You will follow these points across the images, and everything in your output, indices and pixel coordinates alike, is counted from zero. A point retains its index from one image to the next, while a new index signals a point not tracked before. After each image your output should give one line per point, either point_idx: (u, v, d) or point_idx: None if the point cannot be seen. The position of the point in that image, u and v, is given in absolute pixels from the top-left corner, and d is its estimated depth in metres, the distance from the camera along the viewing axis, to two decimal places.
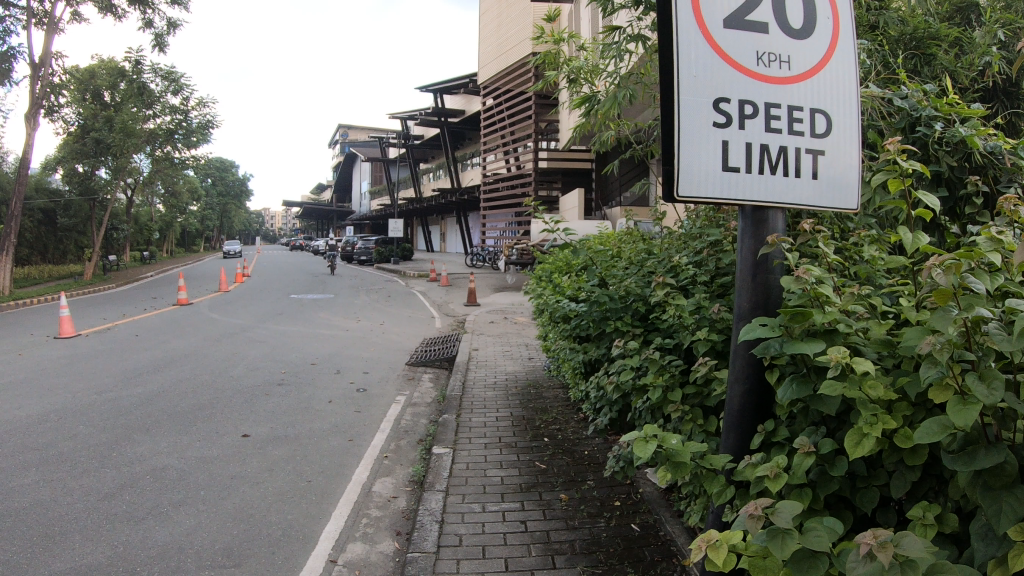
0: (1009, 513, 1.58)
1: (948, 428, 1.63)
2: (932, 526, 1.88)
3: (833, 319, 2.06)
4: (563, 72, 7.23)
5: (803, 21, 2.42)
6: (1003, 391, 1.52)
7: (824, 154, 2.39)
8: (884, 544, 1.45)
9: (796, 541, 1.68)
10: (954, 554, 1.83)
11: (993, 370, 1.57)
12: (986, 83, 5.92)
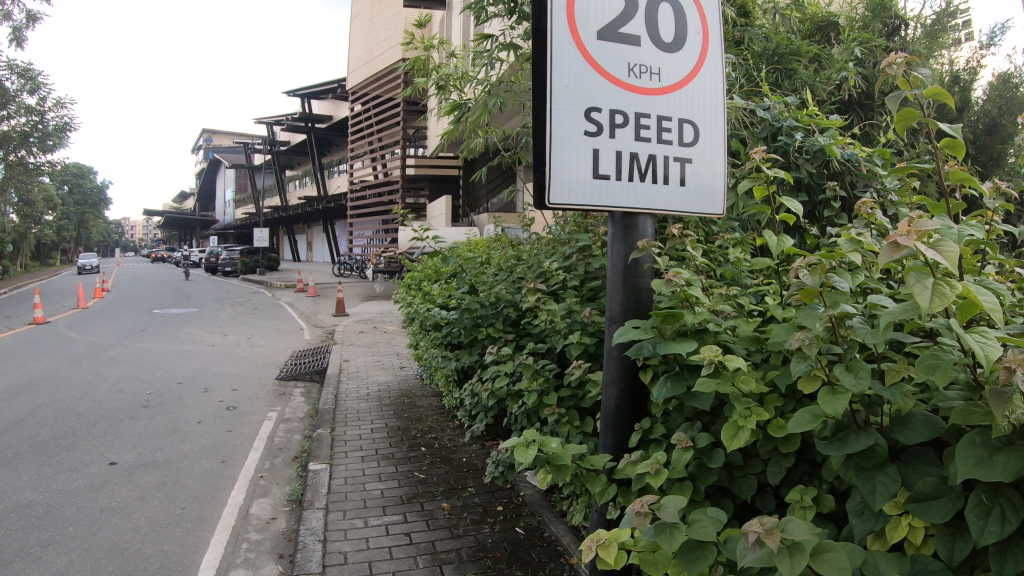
0: (882, 491, 1.72)
1: (818, 417, 1.73)
2: (810, 508, 2.02)
3: (703, 319, 2.19)
4: (433, 79, 7.20)
5: (673, 35, 2.54)
6: (869, 380, 1.63)
7: (690, 162, 2.52)
8: (771, 531, 1.49)
9: (682, 533, 1.73)
10: (830, 532, 1.98)
11: (858, 362, 1.69)
12: (840, 96, 6.34)
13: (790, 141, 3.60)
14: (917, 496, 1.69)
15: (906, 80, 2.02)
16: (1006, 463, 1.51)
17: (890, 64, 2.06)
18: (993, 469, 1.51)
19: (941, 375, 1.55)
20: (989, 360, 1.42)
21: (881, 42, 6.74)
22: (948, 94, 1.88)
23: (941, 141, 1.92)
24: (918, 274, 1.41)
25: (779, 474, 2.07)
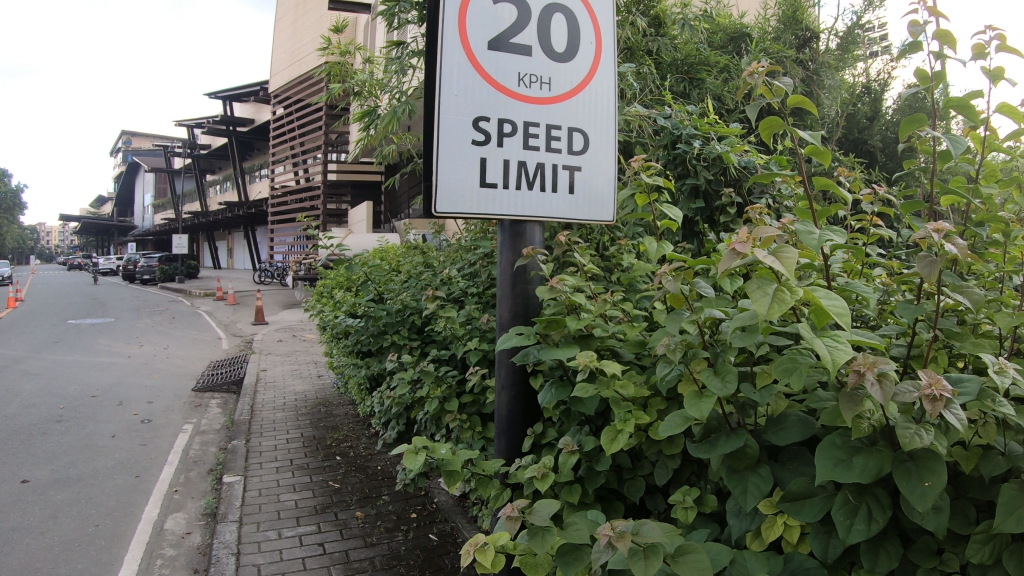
0: (755, 492, 1.75)
1: (689, 419, 1.73)
2: (692, 508, 2.07)
3: (587, 325, 2.22)
4: (348, 84, 7.14)
5: (565, 45, 2.56)
6: (735, 383, 1.62)
7: (580, 170, 2.55)
8: (623, 534, 1.51)
9: (553, 535, 1.77)
10: (712, 532, 2.02)
11: (726, 364, 1.67)
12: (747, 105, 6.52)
13: (685, 146, 3.62)
14: (789, 495, 1.75)
15: (768, 88, 2.00)
16: (866, 465, 1.52)
17: (752, 72, 2.05)
18: (853, 471, 1.52)
19: (798, 377, 1.51)
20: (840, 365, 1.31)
21: (786, 53, 6.96)
22: (810, 101, 1.78)
23: (805, 148, 1.92)
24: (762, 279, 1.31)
25: (665, 476, 2.10)
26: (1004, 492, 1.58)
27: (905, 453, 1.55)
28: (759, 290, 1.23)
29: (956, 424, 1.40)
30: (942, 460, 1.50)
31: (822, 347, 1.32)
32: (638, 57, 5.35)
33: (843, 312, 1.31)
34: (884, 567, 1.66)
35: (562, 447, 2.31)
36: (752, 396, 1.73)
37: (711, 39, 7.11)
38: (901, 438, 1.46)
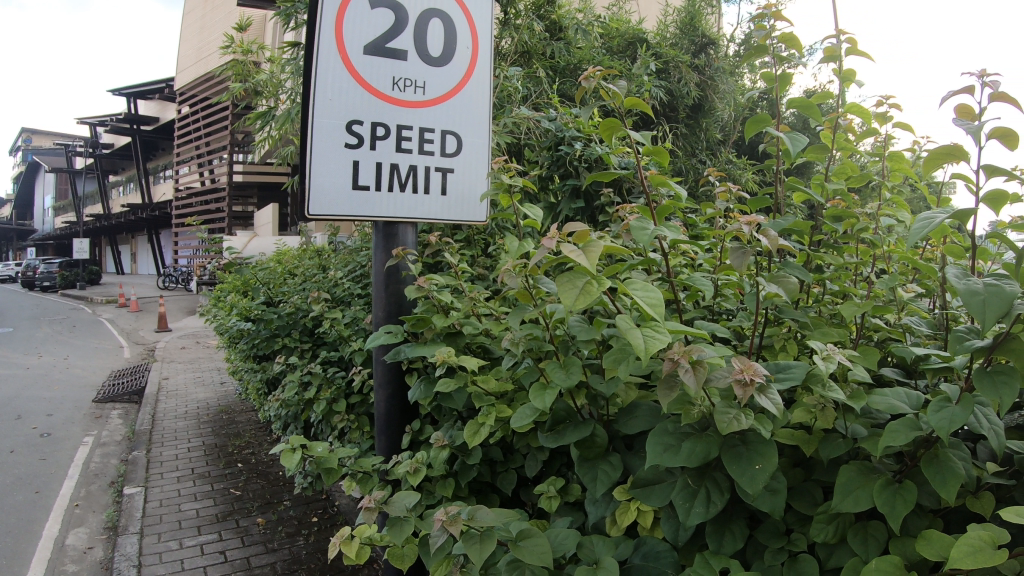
0: (603, 480, 1.70)
1: (536, 409, 1.75)
2: (556, 497, 2.04)
3: (455, 322, 2.25)
4: (247, 84, 7.01)
5: (442, 49, 2.51)
6: (577, 375, 1.67)
7: (452, 172, 2.57)
8: (457, 519, 1.73)
9: (411, 525, 1.96)
10: (576, 522, 2.02)
11: (572, 357, 1.72)
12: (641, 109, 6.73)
13: (565, 148, 3.64)
14: (639, 482, 1.69)
15: (604, 92, 1.78)
16: (693, 449, 1.45)
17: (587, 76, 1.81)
18: (680, 456, 1.45)
19: (626, 367, 1.49)
20: (650, 353, 1.32)
21: (678, 58, 7.17)
22: (643, 104, 1.74)
23: (646, 147, 1.86)
24: (573, 275, 1.37)
25: (531, 467, 2.08)
26: (840, 474, 1.54)
27: (738, 438, 1.49)
28: (569, 283, 1.35)
29: (769, 408, 1.30)
30: (773, 444, 1.45)
31: (636, 337, 1.33)
32: (532, 60, 5.40)
33: (655, 302, 1.33)
34: (729, 549, 1.63)
35: (433, 443, 2.32)
36: (596, 385, 1.69)
37: (608, 43, 7.27)
38: (720, 422, 1.38)
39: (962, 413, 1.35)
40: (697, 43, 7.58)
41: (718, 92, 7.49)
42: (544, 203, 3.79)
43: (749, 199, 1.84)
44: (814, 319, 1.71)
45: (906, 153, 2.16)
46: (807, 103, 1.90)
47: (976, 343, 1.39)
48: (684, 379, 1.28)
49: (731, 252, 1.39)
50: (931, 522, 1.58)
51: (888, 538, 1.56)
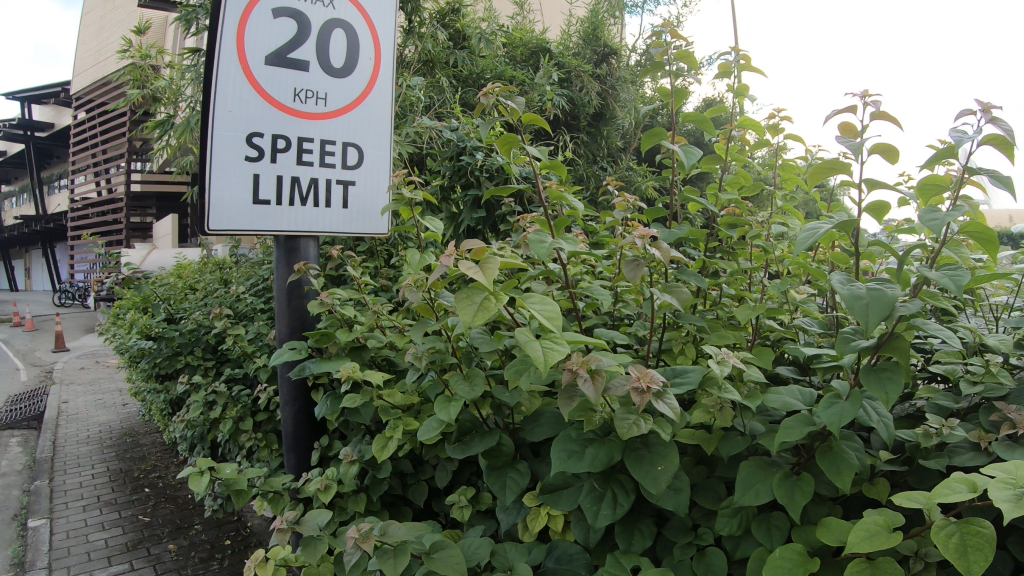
0: (512, 487, 1.65)
1: (441, 421, 1.71)
2: (468, 506, 1.93)
3: (359, 336, 2.20)
4: (144, 91, 6.75)
5: (343, 61, 2.46)
6: (481, 386, 1.65)
7: (354, 184, 2.53)
8: (368, 535, 1.72)
9: (324, 544, 1.94)
10: (489, 529, 1.94)
11: (475, 369, 1.69)
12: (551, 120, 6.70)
13: (466, 157, 3.57)
14: (548, 487, 1.63)
15: (502, 108, 1.72)
16: (596, 455, 1.40)
17: (486, 93, 1.75)
18: (583, 462, 1.40)
19: (528, 378, 1.47)
20: (549, 364, 1.30)
21: (579, 67, 7.06)
22: (542, 120, 1.68)
23: (542, 160, 1.80)
24: (470, 292, 1.36)
25: (442, 478, 1.97)
26: (740, 467, 1.49)
27: (640, 440, 1.46)
28: (466, 299, 1.34)
29: (667, 413, 1.26)
30: (674, 446, 1.42)
31: (535, 349, 1.31)
32: (435, 69, 5.33)
33: (552, 313, 1.32)
34: (639, 547, 1.58)
35: (341, 458, 2.24)
36: (500, 395, 1.66)
37: (510, 53, 7.08)
38: (620, 429, 1.30)
39: (851, 408, 1.33)
40: (600, 53, 7.46)
41: (619, 102, 7.28)
42: (446, 213, 3.72)
43: (644, 207, 1.79)
44: (712, 324, 1.68)
45: (796, 164, 2.15)
46: (699, 115, 1.92)
47: (861, 343, 1.38)
48: (583, 388, 1.25)
49: (624, 265, 1.29)
50: (832, 510, 1.54)
51: (791, 527, 1.53)
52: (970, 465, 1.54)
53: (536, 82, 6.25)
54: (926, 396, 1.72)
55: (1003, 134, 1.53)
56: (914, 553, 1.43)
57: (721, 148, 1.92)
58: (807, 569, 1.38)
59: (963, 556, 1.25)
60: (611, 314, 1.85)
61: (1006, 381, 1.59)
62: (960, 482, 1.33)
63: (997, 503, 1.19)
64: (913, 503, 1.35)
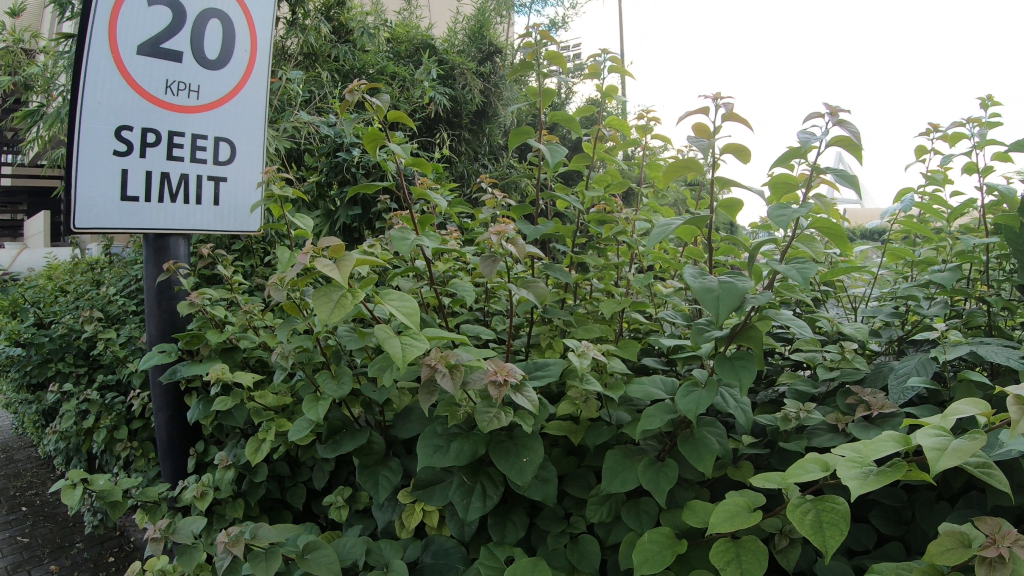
0: (384, 484, 1.62)
1: (311, 420, 1.66)
2: (345, 506, 1.85)
3: (231, 337, 2.13)
4: (10, 80, 6.35)
5: (218, 52, 2.37)
6: (350, 385, 1.62)
7: (225, 180, 2.44)
8: (237, 539, 1.67)
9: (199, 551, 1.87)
10: (366, 529, 1.87)
11: (344, 367, 1.66)
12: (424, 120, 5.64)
13: (341, 153, 3.41)
14: (419, 483, 1.58)
15: (366, 105, 1.69)
16: (460, 448, 1.39)
17: (352, 90, 1.72)
18: (448, 456, 1.38)
19: (390, 374, 1.45)
20: (406, 360, 1.28)
21: (464, 63, 5.84)
22: (407, 118, 1.66)
23: (403, 157, 1.64)
24: (327, 289, 1.34)
25: (318, 479, 1.88)
26: (604, 456, 1.43)
27: (505, 432, 1.45)
28: (323, 296, 1.32)
29: (524, 406, 1.27)
30: (538, 437, 1.41)
31: (393, 345, 1.29)
32: (317, 63, 4.97)
33: (409, 309, 1.31)
34: (512, 537, 1.53)
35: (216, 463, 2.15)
36: (368, 393, 1.62)
37: (394, 48, 5.89)
38: (481, 422, 1.29)
39: (709, 394, 1.31)
40: (484, 52, 6.18)
41: (504, 100, 6.18)
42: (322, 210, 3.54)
43: (512, 205, 1.76)
44: (580, 318, 1.68)
45: (662, 165, 2.15)
46: (567, 115, 1.73)
47: (714, 333, 1.34)
48: (440, 382, 1.25)
49: (480, 260, 1.28)
50: (698, 493, 1.51)
51: (659, 512, 1.48)
52: (828, 447, 1.52)
53: (415, 79, 5.48)
54: (787, 382, 1.65)
55: (849, 136, 1.57)
56: (779, 530, 1.45)
57: (587, 147, 1.89)
58: (675, 553, 1.34)
59: (819, 533, 1.23)
60: (481, 310, 1.81)
61: (862, 365, 1.59)
62: (814, 463, 1.32)
63: (843, 481, 1.19)
64: (769, 485, 1.32)
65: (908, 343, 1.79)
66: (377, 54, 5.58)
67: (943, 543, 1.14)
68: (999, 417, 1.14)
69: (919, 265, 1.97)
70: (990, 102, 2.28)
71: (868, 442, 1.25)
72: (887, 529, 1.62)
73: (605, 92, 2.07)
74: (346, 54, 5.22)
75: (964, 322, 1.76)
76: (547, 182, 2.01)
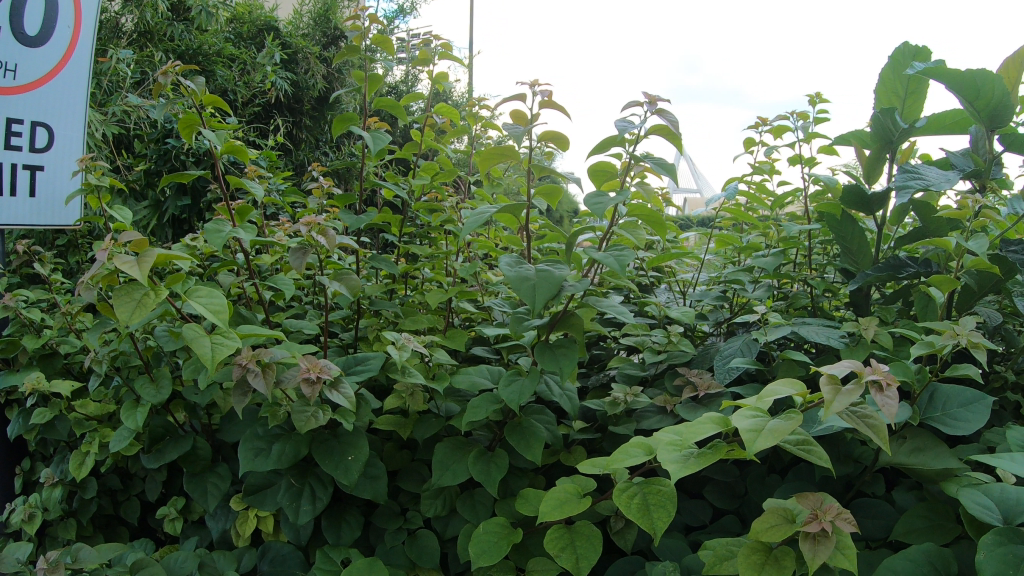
0: (214, 492, 1.52)
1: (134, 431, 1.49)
2: (180, 517, 1.64)
3: (47, 343, 1.95)
4: None
5: (38, 29, 2.20)
6: (170, 389, 1.47)
7: (42, 170, 2.22)
8: (54, 564, 1.51)
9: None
10: (204, 541, 1.65)
11: (162, 369, 1.51)
12: (262, 103, 4.74)
13: (169, 140, 3.14)
14: (249, 489, 1.46)
15: (182, 89, 1.46)
16: (281, 450, 1.32)
17: (166, 73, 1.45)
18: (269, 459, 1.32)
19: (205, 376, 1.37)
20: (217, 361, 1.19)
21: (309, 47, 5.10)
22: (221, 103, 1.48)
23: (219, 146, 1.49)
24: (128, 286, 1.20)
25: (150, 491, 1.66)
26: (434, 451, 1.40)
27: (330, 431, 1.40)
28: (124, 295, 1.18)
29: (341, 403, 1.22)
30: (364, 434, 1.37)
31: (201, 345, 1.19)
32: (152, 43, 4.15)
33: (218, 307, 1.20)
34: (348, 538, 1.46)
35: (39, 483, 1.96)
36: (188, 396, 1.51)
37: (235, 29, 4.82)
38: (297, 422, 1.24)
39: (530, 383, 1.32)
40: (330, 36, 5.50)
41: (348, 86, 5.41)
42: (149, 201, 3.25)
43: (338, 194, 1.71)
44: (407, 309, 1.66)
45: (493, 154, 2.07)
46: (393, 102, 1.69)
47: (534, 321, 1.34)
48: (256, 383, 1.18)
49: (288, 253, 1.23)
50: (532, 481, 1.50)
51: (494, 502, 1.45)
52: (657, 429, 1.56)
53: (258, 62, 4.69)
54: (617, 366, 1.69)
55: (668, 126, 1.60)
56: (614, 512, 1.40)
57: (416, 135, 1.84)
58: (510, 542, 1.31)
59: (646, 515, 1.16)
60: (309, 304, 1.75)
61: (687, 348, 1.62)
62: (638, 446, 1.24)
63: (665, 467, 1.10)
64: (596, 470, 1.26)
65: (736, 325, 1.87)
66: (216, 33, 4.61)
67: (768, 519, 1.04)
68: (816, 394, 1.10)
69: (746, 250, 2.04)
70: (819, 100, 2.39)
71: (688, 424, 1.16)
72: (722, 504, 1.54)
73: (435, 80, 2.02)
74: (184, 32, 4.30)
75: (788, 304, 1.82)
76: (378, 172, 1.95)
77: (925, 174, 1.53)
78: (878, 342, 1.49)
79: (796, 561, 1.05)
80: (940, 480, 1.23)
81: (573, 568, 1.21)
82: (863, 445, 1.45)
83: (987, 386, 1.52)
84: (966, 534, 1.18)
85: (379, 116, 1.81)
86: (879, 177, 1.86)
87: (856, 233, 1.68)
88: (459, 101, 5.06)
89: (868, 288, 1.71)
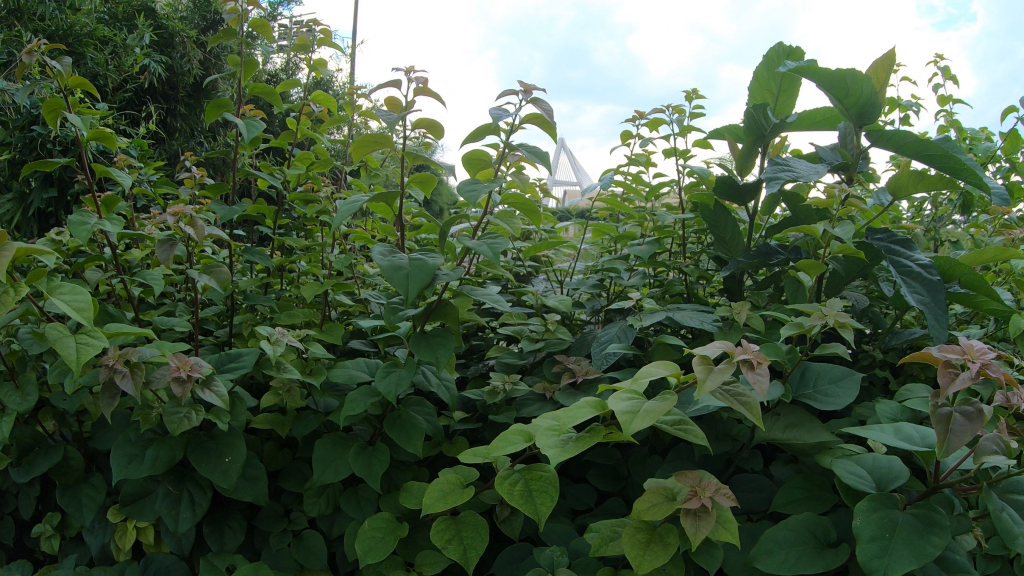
0: (90, 504, 1.41)
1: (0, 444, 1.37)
2: (57, 534, 1.51)
3: None
4: None
5: None
6: (37, 395, 1.37)
7: None
8: None
9: None
10: (84, 558, 1.53)
11: (27, 375, 1.40)
12: (135, 88, 4.46)
13: (33, 126, 2.87)
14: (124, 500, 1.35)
15: (47, 70, 1.33)
16: (156, 456, 1.24)
17: (29, 52, 1.31)
18: (144, 466, 1.23)
19: (72, 380, 1.27)
20: (83, 362, 1.12)
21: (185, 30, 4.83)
22: (91, 86, 1.38)
23: (85, 132, 1.39)
24: None
25: (21, 508, 1.53)
26: (311, 448, 1.30)
27: (206, 433, 1.32)
28: None
29: (216, 402, 1.16)
30: (241, 434, 1.30)
31: (64, 345, 1.11)
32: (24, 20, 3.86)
33: (83, 303, 1.12)
34: (234, 544, 1.37)
35: None
36: (57, 403, 1.40)
37: (110, 9, 4.59)
38: (170, 424, 1.17)
39: (408, 374, 1.24)
40: (208, 19, 5.19)
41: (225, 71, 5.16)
42: (12, 193, 2.99)
43: (211, 183, 1.61)
44: (282, 303, 1.58)
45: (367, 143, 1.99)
46: (268, 87, 1.60)
47: (410, 311, 1.26)
48: (127, 386, 1.11)
49: (156, 245, 1.16)
50: (416, 474, 1.45)
51: (379, 497, 1.38)
52: (538, 416, 1.50)
53: (129, 44, 4.43)
54: (495, 355, 1.64)
55: (545, 115, 1.60)
56: (499, 500, 1.32)
57: (291, 123, 1.77)
58: (397, 537, 1.25)
59: (527, 502, 1.08)
60: (182, 299, 1.66)
61: (565, 335, 1.60)
62: (516, 431, 1.14)
63: (542, 452, 1.01)
64: (475, 460, 1.15)
65: (610, 313, 1.85)
66: (90, 12, 4.36)
67: (650, 498, 1.02)
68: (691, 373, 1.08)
69: (623, 238, 2.01)
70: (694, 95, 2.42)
71: (565, 407, 1.08)
72: (606, 487, 1.47)
73: (314, 67, 1.94)
74: (56, 11, 4.07)
75: (663, 290, 1.77)
76: (251, 162, 1.85)
77: (796, 166, 1.49)
78: (750, 325, 1.44)
79: (677, 537, 1.05)
80: (813, 454, 1.23)
81: (461, 559, 1.15)
82: (740, 423, 1.38)
83: (855, 364, 1.53)
84: (842, 503, 1.20)
85: (254, 104, 1.72)
86: (750, 168, 1.84)
87: (730, 224, 1.60)
88: (338, 90, 4.86)
89: (740, 274, 1.65)
